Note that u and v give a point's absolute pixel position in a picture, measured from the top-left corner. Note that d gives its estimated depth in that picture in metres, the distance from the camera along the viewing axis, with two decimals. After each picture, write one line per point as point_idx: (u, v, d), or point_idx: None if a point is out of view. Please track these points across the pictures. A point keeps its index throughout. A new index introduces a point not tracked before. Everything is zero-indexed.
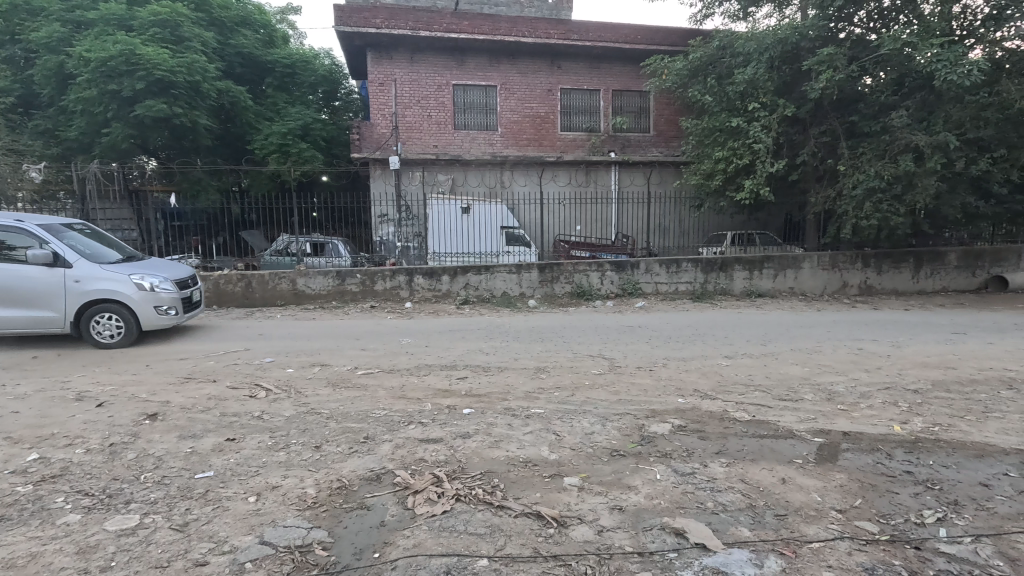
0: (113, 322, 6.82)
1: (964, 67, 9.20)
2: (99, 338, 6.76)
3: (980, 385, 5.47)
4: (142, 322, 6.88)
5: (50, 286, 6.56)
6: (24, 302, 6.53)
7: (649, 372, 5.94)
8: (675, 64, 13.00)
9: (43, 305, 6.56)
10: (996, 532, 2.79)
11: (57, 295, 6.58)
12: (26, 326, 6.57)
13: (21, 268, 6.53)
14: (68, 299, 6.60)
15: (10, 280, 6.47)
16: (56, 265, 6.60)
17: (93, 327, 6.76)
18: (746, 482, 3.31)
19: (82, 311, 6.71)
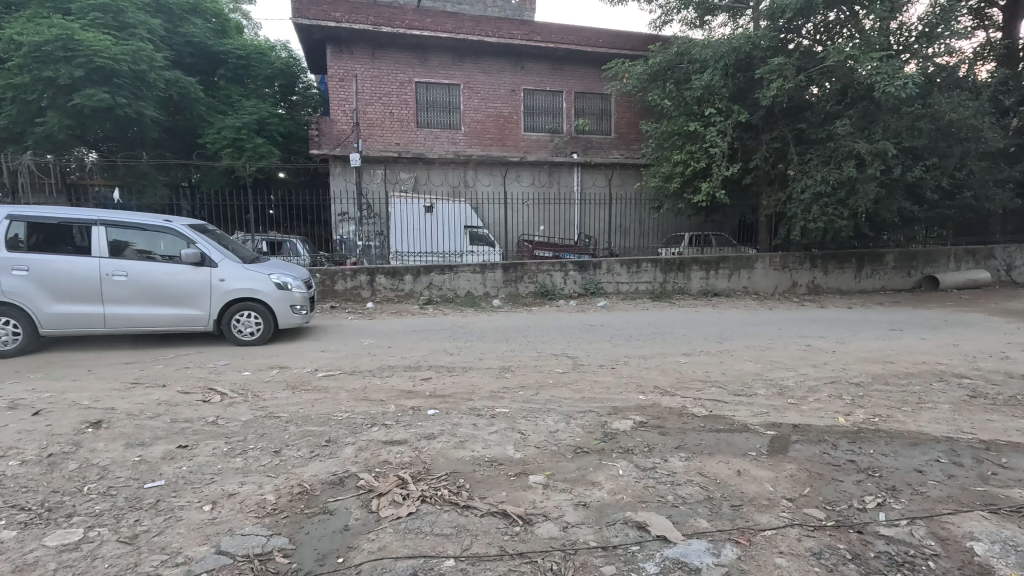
0: (253, 319, 6.95)
1: (900, 80, 9.82)
2: (241, 336, 6.86)
3: (915, 378, 5.86)
4: (279, 320, 7.05)
5: (197, 285, 6.65)
6: (172, 301, 6.59)
7: (611, 370, 6.06)
8: (635, 68, 13.27)
9: (190, 303, 6.64)
10: (928, 514, 3.00)
11: (204, 294, 6.68)
12: (172, 325, 6.62)
13: (172, 267, 6.60)
14: (214, 297, 6.71)
15: (160, 279, 6.52)
16: (203, 265, 6.70)
17: (233, 325, 6.85)
18: (703, 475, 3.44)
19: (225, 309, 6.82)
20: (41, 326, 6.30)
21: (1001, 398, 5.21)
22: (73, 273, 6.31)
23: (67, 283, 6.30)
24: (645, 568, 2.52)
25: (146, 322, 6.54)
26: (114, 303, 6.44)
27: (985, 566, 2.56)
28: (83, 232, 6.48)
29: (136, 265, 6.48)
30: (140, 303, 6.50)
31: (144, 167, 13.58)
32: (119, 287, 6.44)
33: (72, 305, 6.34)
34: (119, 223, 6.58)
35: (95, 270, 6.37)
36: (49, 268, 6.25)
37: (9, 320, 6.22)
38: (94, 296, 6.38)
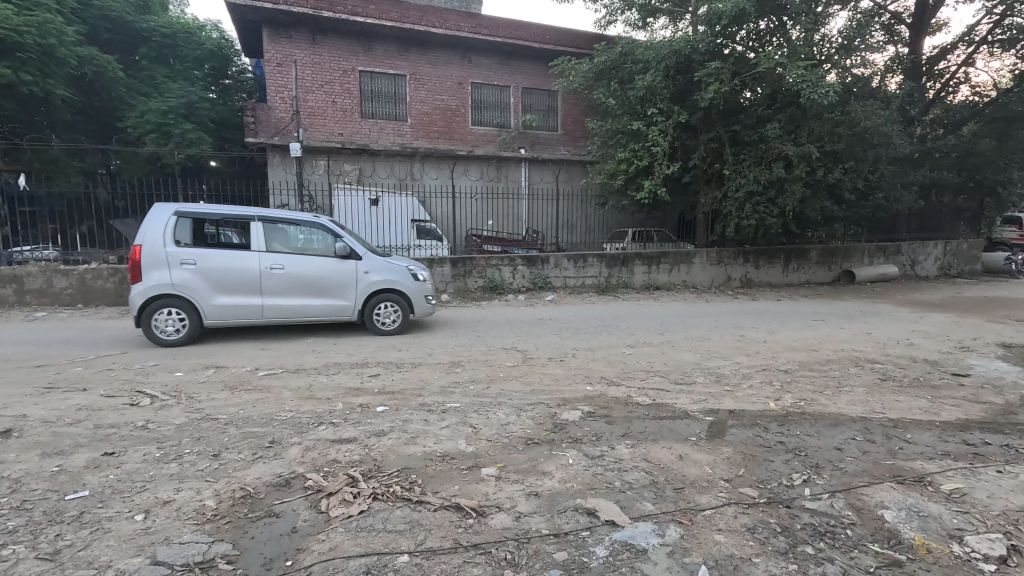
0: (392, 309, 7.28)
1: (823, 88, 10.57)
2: (382, 324, 7.17)
3: (835, 364, 6.37)
4: (414, 309, 7.38)
5: (344, 276, 6.96)
6: (323, 292, 6.92)
7: (559, 363, 6.19)
8: (581, 65, 13.52)
9: (339, 294, 6.99)
10: (847, 487, 3.29)
11: (350, 285, 7.00)
12: (324, 315, 6.94)
13: (325, 260, 6.91)
14: (361, 287, 7.03)
15: (313, 272, 6.83)
16: (349, 258, 7.00)
17: (376, 316, 7.19)
18: (648, 460, 3.60)
19: (368, 299, 7.14)
20: (208, 317, 6.57)
21: (906, 380, 5.77)
22: (238, 266, 6.59)
23: (230, 277, 6.56)
24: (595, 553, 2.60)
25: (301, 313, 6.89)
26: (272, 294, 6.74)
27: (894, 530, 2.81)
28: (243, 227, 6.74)
29: (292, 258, 6.78)
30: (295, 295, 6.82)
31: (55, 151, 12.43)
32: (277, 280, 6.75)
33: (237, 297, 6.62)
34: (276, 218, 6.85)
35: (257, 264, 6.66)
36: (215, 262, 6.53)
37: (178, 313, 6.48)
38: (255, 289, 6.66)
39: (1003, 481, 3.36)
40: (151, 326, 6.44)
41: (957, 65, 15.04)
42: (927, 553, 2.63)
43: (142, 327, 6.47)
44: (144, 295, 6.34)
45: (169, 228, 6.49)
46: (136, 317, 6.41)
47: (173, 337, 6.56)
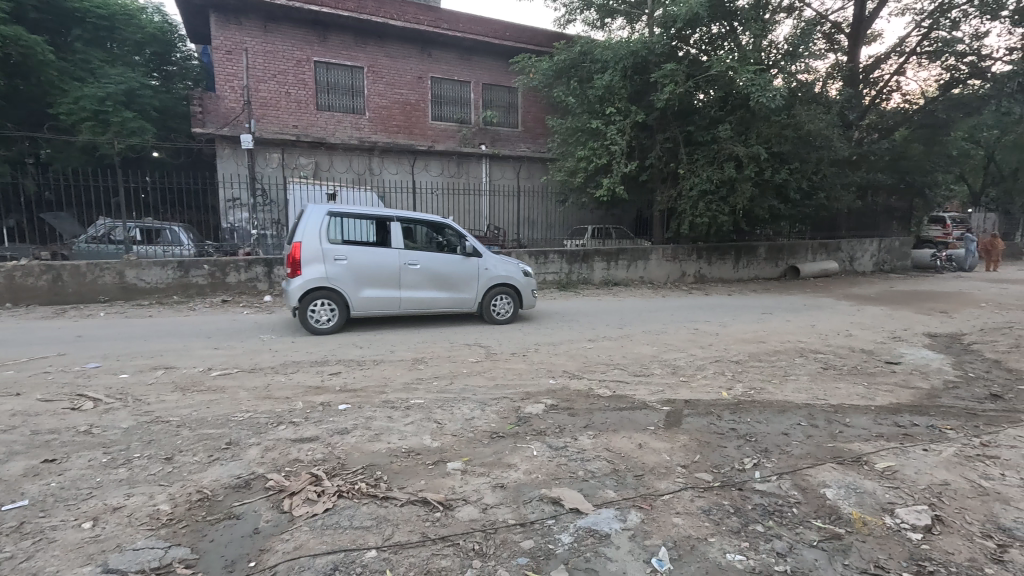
0: (506, 302, 8.07)
1: (771, 91, 11.10)
2: (493, 312, 7.91)
3: (782, 355, 6.73)
4: (523, 305, 8.19)
5: (468, 272, 7.72)
6: (451, 287, 7.66)
7: (523, 357, 6.27)
8: (541, 63, 13.64)
9: (463, 289, 7.73)
10: (793, 469, 3.51)
11: (474, 280, 7.77)
12: (450, 308, 7.65)
13: (453, 258, 7.66)
14: (485, 278, 7.79)
15: (444, 269, 7.56)
16: (472, 257, 7.76)
17: (493, 308, 7.98)
18: (609, 450, 3.72)
19: (491, 289, 7.95)
20: (354, 308, 7.24)
21: (846, 368, 6.17)
22: (380, 262, 7.25)
23: (375, 272, 7.23)
24: (560, 539, 2.67)
25: (431, 305, 7.61)
26: (409, 288, 7.43)
27: (835, 507, 3.02)
28: (386, 227, 7.38)
29: (427, 255, 7.48)
30: (427, 289, 7.54)
31: None
32: (414, 275, 7.45)
33: (378, 289, 7.29)
34: (413, 220, 7.52)
35: (396, 260, 7.33)
36: (361, 258, 7.18)
37: (329, 303, 7.12)
38: (394, 283, 7.33)
39: (928, 457, 3.66)
40: (304, 315, 7.05)
41: (890, 73, 16.04)
42: (863, 526, 2.84)
43: (297, 315, 7.10)
44: (303, 287, 6.94)
45: (323, 226, 7.07)
46: (293, 307, 7.01)
47: (322, 325, 7.20)
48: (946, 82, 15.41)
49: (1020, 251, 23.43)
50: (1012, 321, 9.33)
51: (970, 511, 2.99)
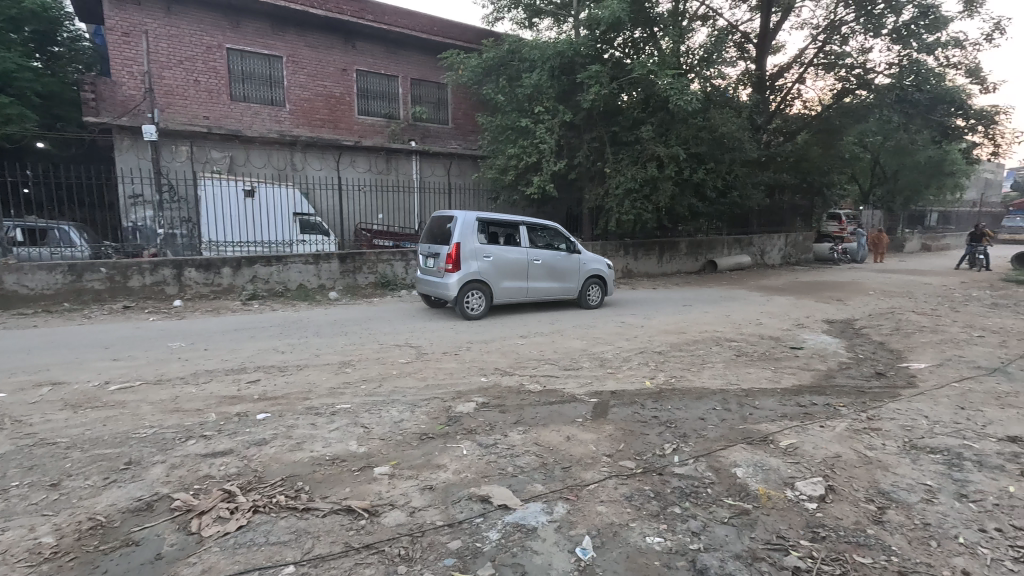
0: (596, 290, 9.77)
1: (687, 95, 11.73)
2: (589, 298, 9.57)
3: (700, 343, 7.16)
4: (609, 293, 10.00)
5: (572, 266, 9.33)
6: (562, 278, 9.21)
7: (455, 356, 6.23)
8: (470, 60, 13.61)
9: (569, 280, 9.30)
10: (707, 451, 3.74)
11: (576, 272, 9.39)
12: (564, 297, 9.22)
13: (564, 255, 9.26)
14: (587, 270, 9.47)
15: (558, 263, 9.11)
16: (574, 253, 9.37)
17: (589, 295, 9.64)
18: (538, 444, 3.78)
19: (587, 279, 9.61)
20: (495, 297, 8.57)
21: (756, 354, 6.66)
22: (514, 258, 8.64)
23: (513, 266, 8.61)
24: (488, 537, 2.68)
25: (549, 294, 9.13)
26: (535, 280, 8.89)
27: (744, 484, 3.24)
28: (515, 230, 8.81)
29: (547, 253, 9.01)
30: (547, 280, 9.04)
31: None
32: (538, 269, 8.94)
33: (512, 281, 8.69)
34: (533, 224, 9.01)
35: (525, 257, 8.77)
36: (500, 255, 8.54)
37: (479, 294, 8.40)
38: (525, 275, 8.74)
39: (823, 433, 4.02)
40: (459, 304, 8.26)
41: (792, 82, 17.48)
42: (768, 500, 3.07)
43: (453, 305, 8.28)
44: (458, 279, 8.12)
45: (472, 229, 8.33)
46: (450, 297, 8.19)
47: (472, 312, 8.49)
48: (839, 91, 17.00)
49: (901, 244, 26.43)
50: (894, 306, 10.48)
51: (857, 478, 3.31)
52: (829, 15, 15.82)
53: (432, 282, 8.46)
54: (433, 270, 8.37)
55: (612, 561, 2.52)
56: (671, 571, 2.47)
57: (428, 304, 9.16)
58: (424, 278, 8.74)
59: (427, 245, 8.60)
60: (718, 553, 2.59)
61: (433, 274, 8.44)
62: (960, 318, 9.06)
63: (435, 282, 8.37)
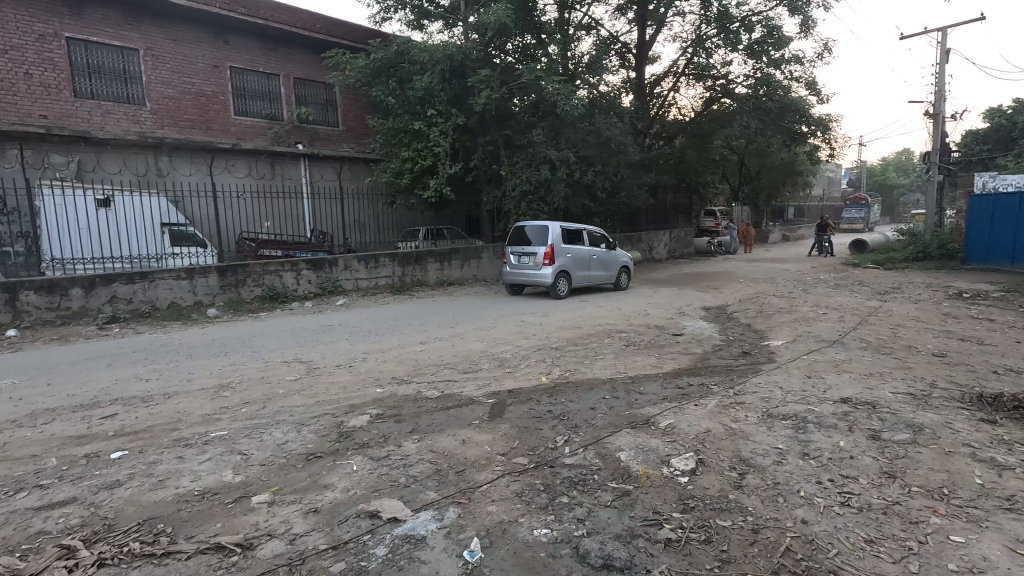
0: (624, 276, 12.98)
1: (572, 100, 12.33)
2: (622, 282, 12.79)
3: (594, 337, 7.52)
4: (631, 279, 13.30)
5: (613, 258, 12.46)
6: (608, 268, 12.30)
7: (349, 369, 5.95)
8: (356, 60, 13.11)
9: (611, 269, 12.41)
10: (595, 439, 3.92)
11: (614, 263, 12.53)
12: (609, 282, 12.33)
13: (607, 251, 12.37)
14: (621, 262, 12.65)
15: (605, 256, 12.17)
16: (613, 249, 12.49)
17: (621, 280, 12.83)
18: (433, 451, 3.73)
19: (620, 269, 12.78)
20: (573, 283, 11.48)
21: (643, 343, 7.14)
22: (581, 254, 11.58)
23: (582, 259, 11.57)
24: (374, 554, 2.59)
25: (601, 279, 12.19)
26: (593, 269, 11.89)
27: (626, 466, 3.45)
28: (578, 234, 11.72)
29: (600, 250, 12.06)
30: (600, 269, 12.08)
31: None
32: (595, 261, 11.96)
33: (581, 271, 11.68)
34: (588, 229, 11.99)
35: (588, 253, 11.75)
36: (573, 252, 11.44)
37: (562, 280, 11.23)
38: (590, 267, 11.76)
39: (697, 411, 4.39)
40: (553, 289, 11.04)
41: (668, 90, 19.01)
42: (646, 480, 3.29)
43: (547, 289, 11.03)
44: (552, 271, 10.89)
45: (556, 233, 11.13)
46: (547, 284, 10.92)
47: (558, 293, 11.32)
48: (708, 99, 18.76)
49: (765, 236, 29.91)
50: (758, 291, 11.78)
51: (723, 449, 3.66)
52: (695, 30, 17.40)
53: (527, 273, 11.12)
54: (528, 264, 11.00)
55: (498, 559, 2.55)
56: (556, 560, 2.56)
57: (513, 291, 11.72)
58: (518, 270, 11.38)
59: (520, 246, 11.22)
60: (600, 535, 2.73)
61: (527, 268, 11.08)
62: (808, 298, 10.42)
63: (531, 273, 11.02)
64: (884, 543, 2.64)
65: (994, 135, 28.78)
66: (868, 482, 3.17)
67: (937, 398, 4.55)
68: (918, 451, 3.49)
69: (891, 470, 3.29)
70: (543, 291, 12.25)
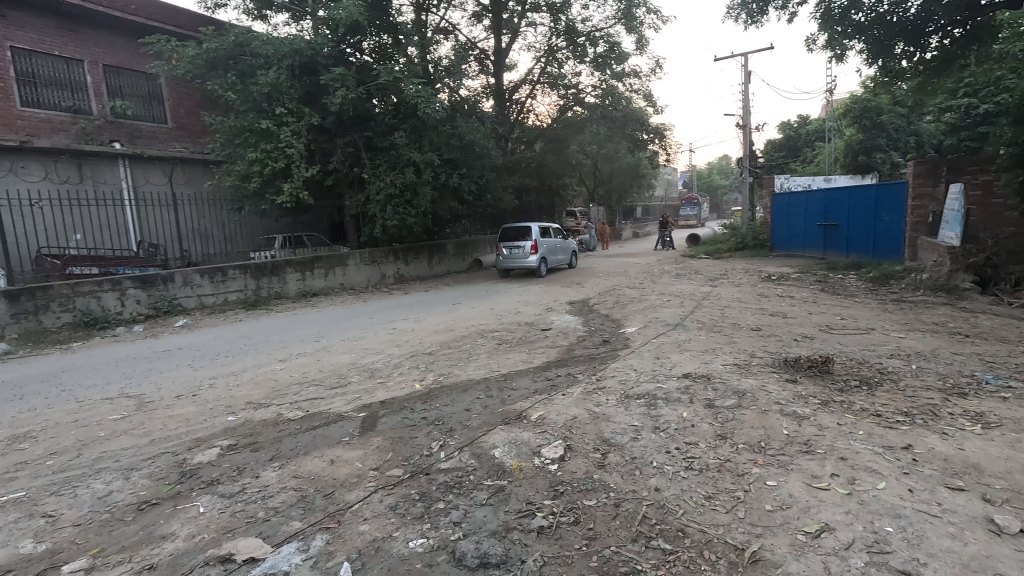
0: (572, 258, 17.43)
1: (433, 103, 12.25)
2: (572, 262, 17.24)
3: (467, 338, 7.56)
4: (575, 261, 17.76)
5: (567, 246, 16.81)
6: (564, 252, 16.56)
7: (192, 399, 5.22)
8: (184, 49, 11.61)
9: (566, 254, 16.72)
10: (470, 439, 3.93)
11: (567, 249, 16.88)
12: (566, 263, 16.67)
13: (563, 241, 16.61)
14: (571, 248, 17.06)
15: (562, 244, 16.41)
16: (566, 239, 16.83)
17: (571, 261, 17.26)
18: (297, 477, 3.43)
19: (570, 253, 17.18)
20: (547, 266, 15.40)
21: (514, 341, 7.36)
22: (550, 243, 15.64)
23: (550, 248, 15.57)
24: None
25: (561, 262, 16.42)
26: (558, 254, 16.05)
27: (500, 463, 3.52)
28: (546, 229, 15.74)
29: (559, 240, 16.25)
30: (561, 254, 16.30)
31: None
32: (557, 248, 16.12)
33: (550, 256, 15.81)
34: (551, 226, 16.06)
35: (553, 243, 15.84)
36: (546, 244, 15.41)
37: (542, 264, 15.11)
38: (556, 253, 15.91)
39: (564, 400, 4.63)
40: (538, 271, 14.87)
41: (525, 97, 19.80)
42: (519, 473, 3.38)
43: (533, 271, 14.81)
44: (537, 258, 14.82)
45: (535, 230, 14.93)
46: (534, 268, 14.66)
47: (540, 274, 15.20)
48: (562, 106, 19.99)
49: (618, 233, 32.84)
50: (614, 284, 12.91)
51: (587, 433, 3.91)
52: (546, 42, 18.36)
53: (519, 261, 14.83)
54: (519, 255, 14.66)
55: None
56: (432, 568, 2.52)
57: (503, 275, 15.23)
58: (509, 259, 15.05)
59: (511, 242, 14.87)
60: (475, 536, 2.75)
61: (518, 257, 14.77)
62: (656, 288, 11.66)
63: (521, 260, 14.67)
64: (719, 496, 3.04)
65: (786, 144, 34.89)
66: (706, 445, 3.63)
67: (755, 365, 5.38)
68: (742, 412, 4.08)
69: (723, 432, 3.81)
70: (519, 275, 15.90)
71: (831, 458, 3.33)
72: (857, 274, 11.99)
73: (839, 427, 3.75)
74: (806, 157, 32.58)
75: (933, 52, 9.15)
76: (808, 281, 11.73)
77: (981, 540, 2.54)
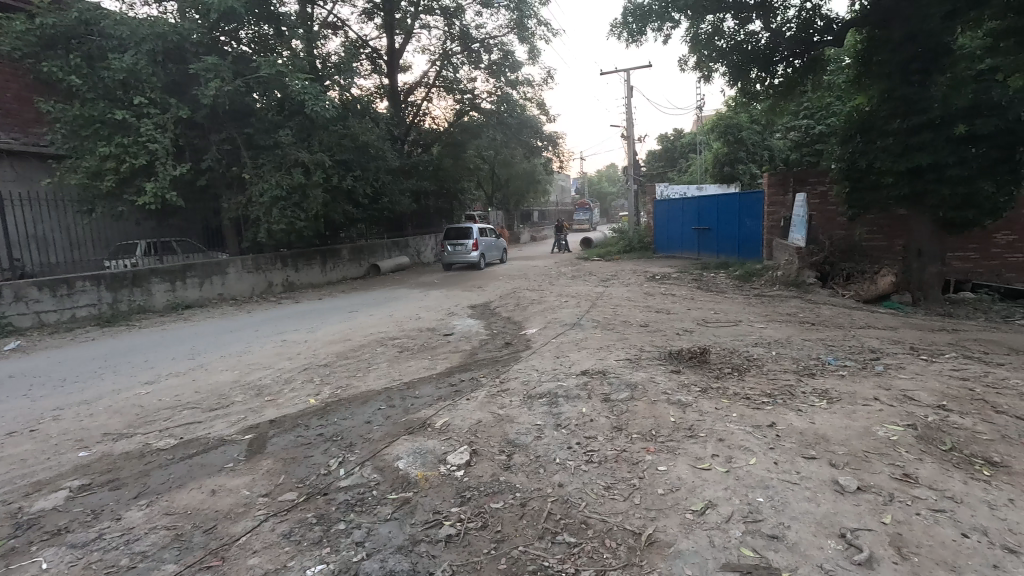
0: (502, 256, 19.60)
1: (322, 101, 11.63)
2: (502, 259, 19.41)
3: (366, 348, 7.24)
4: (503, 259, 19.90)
5: (499, 244, 18.98)
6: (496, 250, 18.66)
7: (29, 436, 4.40)
8: (10, 22, 9.85)
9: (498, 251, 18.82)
10: (373, 452, 3.76)
11: (499, 247, 19.01)
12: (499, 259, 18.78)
13: (495, 240, 18.70)
14: (501, 246, 19.25)
15: (496, 243, 18.52)
16: (498, 239, 18.99)
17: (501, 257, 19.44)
18: (171, 513, 3.04)
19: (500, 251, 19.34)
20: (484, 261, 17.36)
21: (415, 347, 7.20)
22: (488, 242, 17.67)
23: (487, 245, 17.56)
24: None
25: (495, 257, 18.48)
26: (492, 251, 18.11)
27: (405, 474, 3.41)
28: (483, 229, 17.77)
29: (493, 240, 18.34)
30: (495, 251, 18.40)
31: None
32: (492, 246, 18.17)
33: (487, 253, 17.85)
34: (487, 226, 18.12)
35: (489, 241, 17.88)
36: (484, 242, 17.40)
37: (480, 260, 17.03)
38: (491, 251, 17.97)
39: (468, 405, 4.61)
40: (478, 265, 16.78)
41: (421, 99, 19.56)
42: (425, 482, 3.30)
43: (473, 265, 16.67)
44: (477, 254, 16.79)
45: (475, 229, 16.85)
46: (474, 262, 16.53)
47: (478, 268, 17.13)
48: (458, 111, 19.98)
49: (517, 237, 33.68)
50: (514, 287, 13.18)
51: (493, 436, 3.93)
52: (439, 45, 18.29)
53: (461, 256, 16.68)
54: (462, 251, 16.50)
55: None
56: None
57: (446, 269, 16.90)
58: (453, 255, 16.92)
59: (454, 240, 16.75)
60: (380, 554, 2.64)
61: (461, 253, 16.62)
62: (554, 289, 12.12)
63: (463, 256, 16.50)
64: (617, 485, 3.21)
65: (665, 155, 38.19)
66: (604, 438, 3.82)
67: (645, 359, 5.79)
68: (634, 404, 4.36)
69: (618, 424, 4.03)
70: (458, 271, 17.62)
71: (711, 440, 3.67)
72: (725, 272, 13.43)
73: (716, 411, 4.15)
74: (681, 167, 35.95)
75: (780, 79, 10.46)
76: (687, 280, 12.90)
77: (829, 500, 2.95)
